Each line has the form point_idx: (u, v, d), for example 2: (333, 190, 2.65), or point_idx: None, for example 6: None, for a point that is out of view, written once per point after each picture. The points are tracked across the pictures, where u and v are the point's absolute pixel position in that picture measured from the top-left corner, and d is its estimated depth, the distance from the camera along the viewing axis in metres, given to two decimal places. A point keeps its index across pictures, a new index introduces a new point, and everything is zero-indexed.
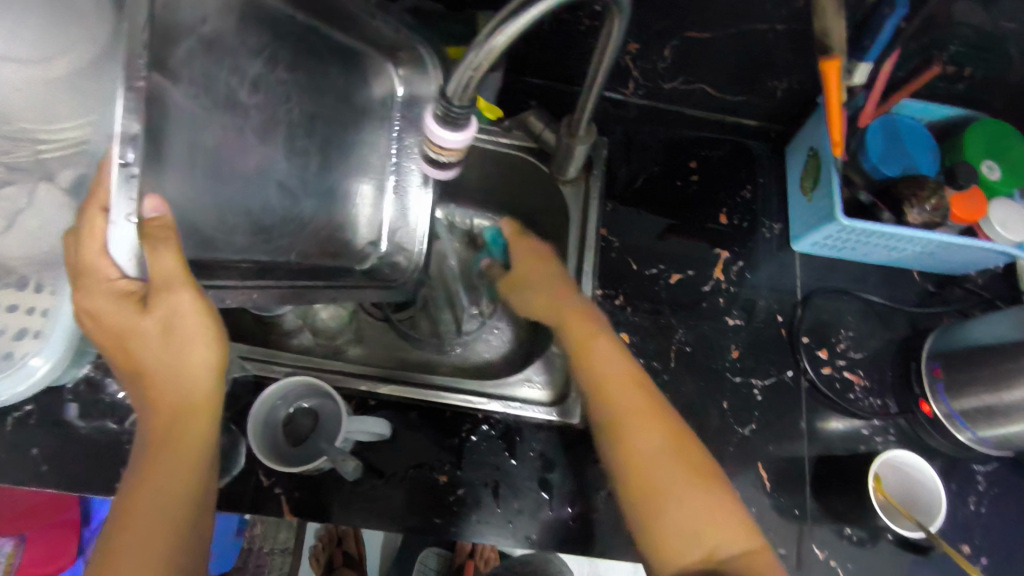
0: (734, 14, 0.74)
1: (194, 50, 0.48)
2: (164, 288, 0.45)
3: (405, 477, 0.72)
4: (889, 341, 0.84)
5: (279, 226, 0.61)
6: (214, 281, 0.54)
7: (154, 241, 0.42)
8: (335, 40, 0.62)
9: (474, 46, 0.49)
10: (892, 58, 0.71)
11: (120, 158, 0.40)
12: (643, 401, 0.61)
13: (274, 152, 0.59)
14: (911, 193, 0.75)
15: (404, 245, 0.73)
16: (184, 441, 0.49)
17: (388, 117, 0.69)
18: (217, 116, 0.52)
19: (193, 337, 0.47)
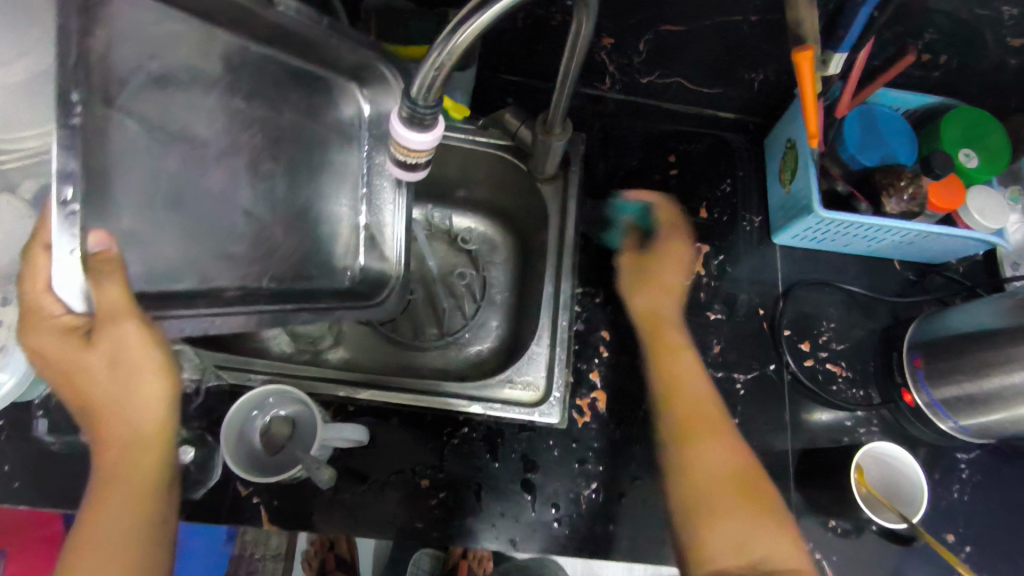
0: (706, 7, 0.73)
1: (139, 84, 0.50)
2: (109, 320, 0.45)
3: (386, 482, 0.72)
4: (872, 331, 0.83)
5: (245, 253, 0.59)
6: (181, 311, 0.53)
7: (96, 273, 0.43)
8: (293, 65, 0.61)
9: (436, 45, 0.48)
10: (866, 48, 0.71)
11: (59, 195, 0.44)
12: (715, 415, 0.63)
13: (240, 183, 0.59)
14: (889, 183, 0.75)
15: (380, 260, 0.70)
16: (135, 473, 0.50)
17: (356, 137, 0.68)
18: (173, 146, 0.53)
19: (142, 369, 0.48)
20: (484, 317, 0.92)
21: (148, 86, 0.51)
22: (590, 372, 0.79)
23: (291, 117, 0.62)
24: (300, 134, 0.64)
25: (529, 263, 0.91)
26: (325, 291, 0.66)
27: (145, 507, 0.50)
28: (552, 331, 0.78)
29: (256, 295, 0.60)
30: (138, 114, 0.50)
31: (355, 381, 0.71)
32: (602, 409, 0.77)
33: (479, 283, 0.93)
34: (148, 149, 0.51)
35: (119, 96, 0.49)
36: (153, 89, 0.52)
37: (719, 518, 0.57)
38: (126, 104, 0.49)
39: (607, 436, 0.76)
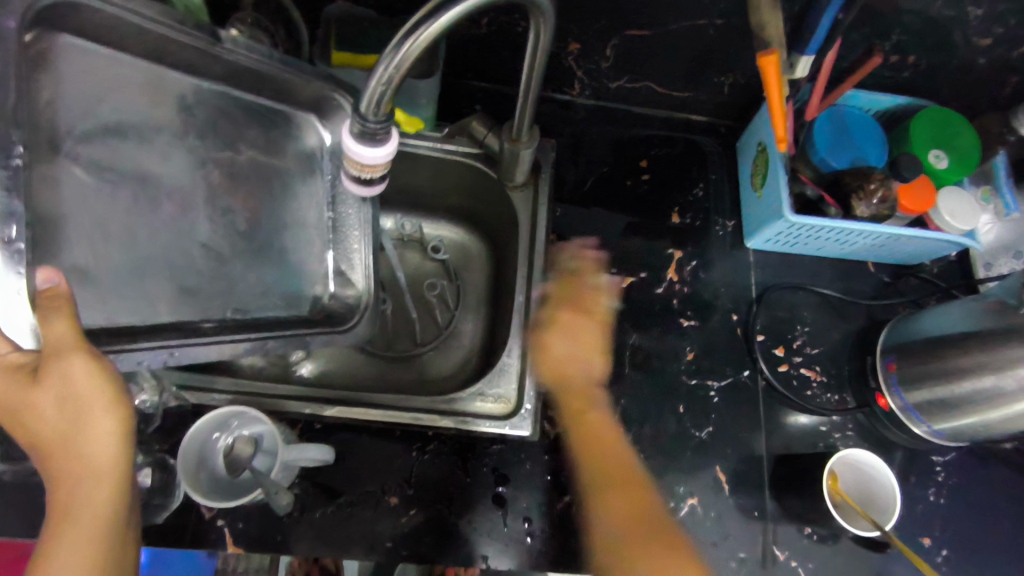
0: (672, 12, 0.72)
1: (88, 129, 0.50)
2: (53, 354, 0.42)
3: (354, 501, 0.70)
4: (846, 334, 0.83)
5: (205, 286, 0.57)
6: (131, 346, 0.49)
7: (44, 308, 0.41)
8: (247, 100, 0.60)
9: (384, 58, 0.47)
10: (834, 47, 0.70)
11: (2, 236, 0.42)
12: (625, 465, 0.68)
13: (196, 216, 0.57)
14: (859, 186, 0.74)
15: (351, 287, 0.66)
16: (84, 510, 0.43)
17: (319, 168, 0.65)
18: (124, 186, 0.52)
19: (93, 404, 0.43)
20: (459, 327, 0.90)
21: (99, 132, 0.51)
22: None
23: (247, 157, 0.60)
24: (259, 158, 0.61)
25: (503, 269, 0.90)
26: (290, 322, 0.62)
27: (98, 564, 0.42)
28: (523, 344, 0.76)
29: (225, 324, 0.57)
30: (89, 158, 0.50)
31: (320, 398, 0.70)
32: None
33: (454, 290, 0.92)
34: (96, 191, 0.50)
35: (67, 141, 0.49)
36: (104, 135, 0.51)
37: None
38: (76, 149, 0.49)
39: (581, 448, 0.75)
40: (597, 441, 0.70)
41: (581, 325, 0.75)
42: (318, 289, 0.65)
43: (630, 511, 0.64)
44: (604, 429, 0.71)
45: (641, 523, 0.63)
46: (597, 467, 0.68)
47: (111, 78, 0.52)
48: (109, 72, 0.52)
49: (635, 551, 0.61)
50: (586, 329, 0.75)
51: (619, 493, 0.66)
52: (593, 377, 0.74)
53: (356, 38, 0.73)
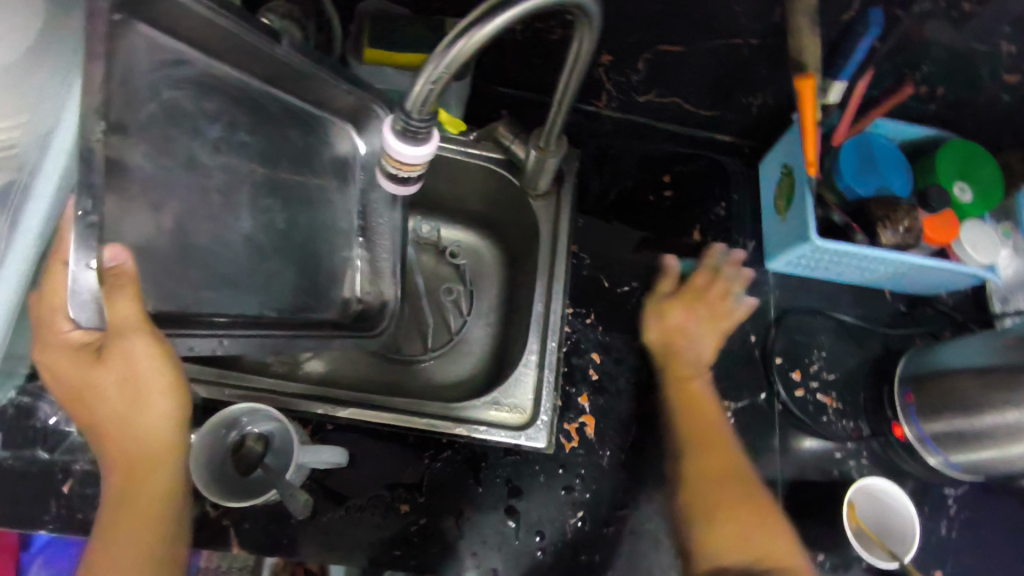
0: (709, 29, 0.72)
1: (151, 114, 0.54)
2: (116, 334, 0.47)
3: (362, 508, 0.68)
4: (863, 361, 0.83)
5: (245, 279, 0.61)
6: (187, 330, 0.56)
7: (112, 287, 0.45)
8: (293, 105, 0.64)
9: (435, 58, 0.47)
10: (865, 78, 0.71)
11: (77, 209, 0.44)
12: (730, 452, 0.69)
13: (239, 212, 0.60)
14: (885, 215, 0.74)
15: (375, 291, 0.71)
16: (147, 485, 0.50)
17: (349, 173, 0.69)
18: (179, 176, 0.56)
19: (151, 382, 0.49)
20: (470, 333, 0.89)
21: (159, 117, 0.54)
22: (578, 396, 0.76)
23: (287, 162, 0.64)
24: (297, 159, 0.65)
25: (518, 270, 0.89)
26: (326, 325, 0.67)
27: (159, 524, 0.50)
28: (541, 354, 0.76)
29: (259, 321, 0.61)
30: (150, 141, 0.54)
31: (334, 399, 0.68)
32: (591, 435, 0.75)
33: (466, 296, 0.91)
34: (154, 177, 0.54)
35: (132, 127, 0.53)
36: (163, 120, 0.55)
37: (735, 524, 0.63)
38: (137, 134, 0.53)
39: (595, 463, 0.73)
40: (698, 411, 0.71)
41: (705, 320, 0.76)
42: (346, 290, 0.70)
43: (709, 462, 0.68)
44: (707, 404, 0.72)
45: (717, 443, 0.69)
46: (694, 430, 0.70)
47: (177, 78, 0.55)
48: (173, 72, 0.55)
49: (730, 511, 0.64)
50: (711, 329, 0.76)
51: (702, 433, 0.70)
52: (702, 353, 0.76)
53: (393, 37, 0.71)
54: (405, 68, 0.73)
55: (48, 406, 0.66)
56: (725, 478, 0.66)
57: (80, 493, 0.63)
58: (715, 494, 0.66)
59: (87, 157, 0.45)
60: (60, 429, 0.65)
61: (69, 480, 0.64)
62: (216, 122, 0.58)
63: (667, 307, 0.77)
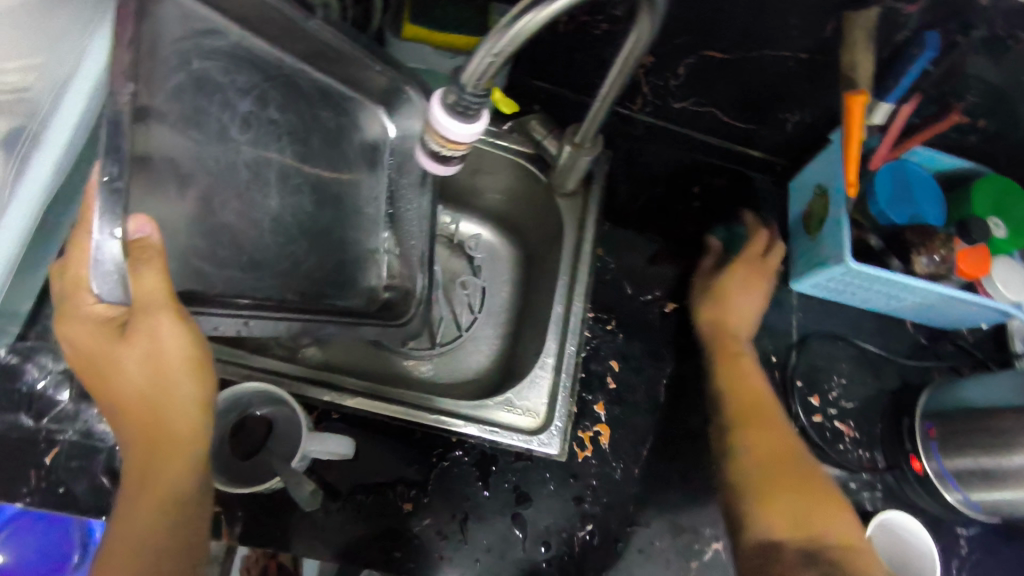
0: (760, 38, 0.69)
1: (179, 83, 0.50)
2: (143, 312, 0.44)
3: (363, 503, 0.65)
4: (881, 391, 0.81)
5: (270, 261, 0.57)
6: (222, 308, 0.53)
7: (136, 260, 0.42)
8: (324, 82, 0.61)
9: (499, 29, 0.44)
10: (912, 103, 0.70)
11: (103, 174, 0.40)
12: (784, 424, 0.65)
13: (269, 191, 0.57)
14: (921, 242, 0.73)
15: (403, 279, 0.67)
16: (166, 467, 0.48)
17: (377, 160, 0.67)
18: (210, 151, 0.52)
19: (175, 364, 0.47)
20: (480, 332, 0.85)
21: (187, 87, 0.50)
22: (594, 404, 0.74)
23: (318, 141, 0.61)
24: (328, 140, 0.62)
25: (535, 270, 0.86)
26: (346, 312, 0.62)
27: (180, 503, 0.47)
28: (558, 357, 0.73)
29: (283, 304, 0.58)
30: (179, 113, 0.50)
31: (343, 387, 0.65)
32: (604, 445, 0.72)
33: (478, 292, 0.87)
34: (187, 151, 0.50)
35: (159, 98, 0.48)
36: (192, 91, 0.51)
37: (784, 499, 0.58)
38: (164, 107, 0.48)
39: (608, 475, 0.70)
40: (756, 404, 0.67)
41: (751, 284, 0.76)
42: (372, 279, 0.67)
43: (745, 416, 0.66)
44: (760, 394, 0.68)
45: (765, 430, 0.64)
46: (740, 396, 0.68)
47: (207, 48, 0.52)
48: (202, 42, 0.52)
49: (775, 475, 0.60)
50: (758, 293, 0.76)
51: (750, 409, 0.66)
52: (751, 323, 0.75)
53: (433, 15, 0.68)
54: (445, 49, 0.68)
55: (35, 370, 0.61)
56: (783, 463, 0.61)
57: (65, 466, 0.59)
58: (768, 460, 0.61)
59: (115, 121, 0.41)
60: (46, 395, 0.61)
61: (52, 451, 0.59)
62: (245, 97, 0.55)
63: (725, 284, 0.76)
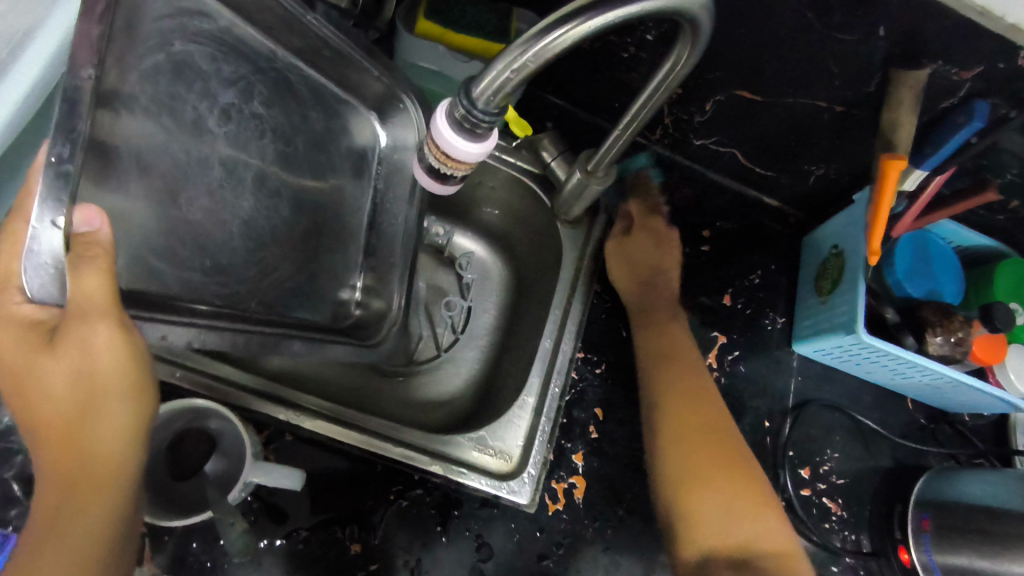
0: (799, 83, 0.63)
1: (155, 65, 0.43)
2: (78, 317, 0.37)
3: (308, 539, 0.59)
4: (873, 470, 0.76)
5: (238, 268, 0.51)
6: (173, 317, 0.45)
7: (78, 258, 0.35)
8: (317, 81, 0.56)
9: (523, 43, 0.39)
10: (944, 174, 0.65)
11: (50, 153, 0.34)
12: (717, 416, 0.65)
13: (242, 191, 0.50)
14: (939, 320, 0.68)
15: (378, 298, 0.63)
16: (84, 501, 0.41)
17: (365, 169, 0.62)
18: (181, 143, 0.45)
19: (110, 377, 0.40)
20: (458, 354, 0.80)
21: (165, 69, 0.43)
22: (572, 453, 0.69)
23: (304, 144, 0.55)
24: (314, 143, 0.56)
25: (525, 297, 0.80)
26: (313, 327, 0.57)
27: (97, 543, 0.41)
28: (539, 398, 0.67)
29: (242, 314, 0.50)
30: (152, 95, 0.42)
31: (300, 406, 0.59)
32: (578, 500, 0.66)
33: (463, 314, 0.81)
34: (150, 140, 0.43)
35: (131, 79, 0.41)
36: (169, 75, 0.44)
37: (707, 499, 0.60)
38: (136, 88, 0.41)
39: (577, 533, 0.65)
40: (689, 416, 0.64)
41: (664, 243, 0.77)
42: (344, 293, 0.61)
43: (688, 421, 0.64)
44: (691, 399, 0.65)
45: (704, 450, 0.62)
46: (678, 404, 0.65)
47: (192, 30, 0.45)
48: (188, 23, 0.45)
49: (707, 469, 0.61)
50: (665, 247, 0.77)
51: (682, 412, 0.65)
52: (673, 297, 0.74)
53: (450, 12, 0.62)
54: (459, 51, 0.63)
55: None
56: (704, 458, 0.62)
57: None
58: (700, 462, 0.61)
59: (72, 97, 0.35)
60: None
61: None
62: (229, 87, 0.48)
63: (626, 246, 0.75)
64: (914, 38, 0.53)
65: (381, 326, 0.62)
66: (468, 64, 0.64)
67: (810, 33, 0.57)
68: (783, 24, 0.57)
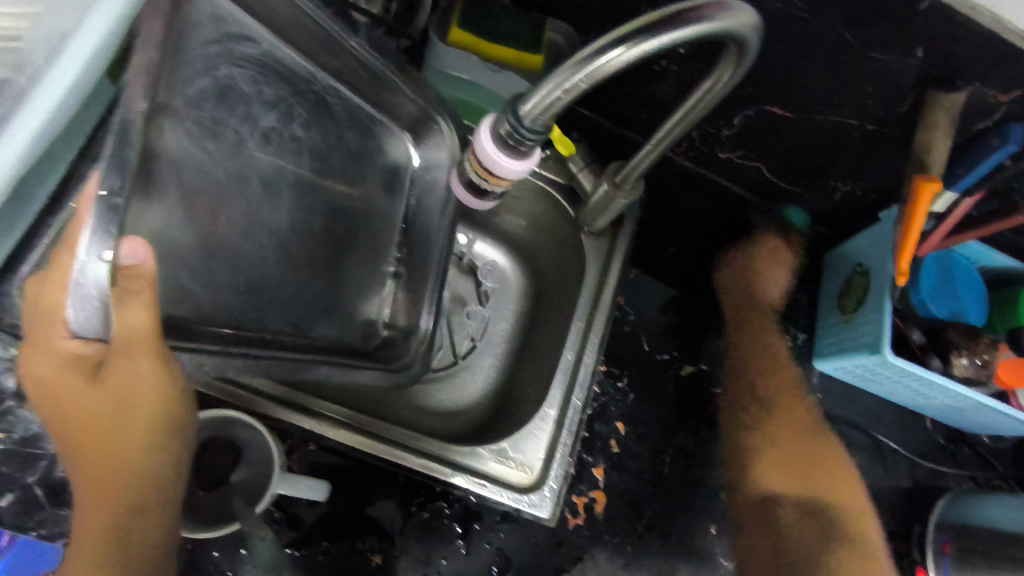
0: (830, 101, 0.62)
1: (201, 89, 0.42)
2: (123, 351, 0.37)
3: (328, 551, 0.59)
4: (891, 490, 0.76)
5: (274, 286, 0.51)
6: (195, 344, 0.44)
7: (125, 294, 0.35)
8: (354, 102, 0.56)
9: (577, 62, 0.40)
10: (973, 197, 0.63)
11: (101, 186, 0.32)
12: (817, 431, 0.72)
13: (279, 202, 0.50)
14: (965, 343, 0.70)
15: (405, 316, 0.63)
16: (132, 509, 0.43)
17: (399, 182, 0.62)
18: (221, 164, 0.45)
19: (155, 409, 0.42)
20: (477, 362, 0.79)
21: (210, 94, 0.43)
22: (593, 468, 0.69)
23: (339, 162, 0.55)
24: (350, 160, 0.56)
25: (546, 306, 0.80)
26: (336, 350, 0.56)
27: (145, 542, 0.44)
28: (561, 411, 0.67)
29: (255, 342, 0.48)
30: (195, 119, 0.42)
31: (324, 415, 0.58)
32: (598, 514, 0.67)
33: (482, 324, 0.80)
34: (193, 160, 0.42)
35: (177, 100, 0.41)
36: (213, 100, 0.44)
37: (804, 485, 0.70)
38: (182, 110, 0.41)
39: (598, 547, 0.66)
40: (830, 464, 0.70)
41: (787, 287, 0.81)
42: (372, 311, 0.62)
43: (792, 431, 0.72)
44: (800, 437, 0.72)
45: (807, 490, 0.70)
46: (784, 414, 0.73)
47: (240, 55, 0.45)
48: (233, 48, 0.45)
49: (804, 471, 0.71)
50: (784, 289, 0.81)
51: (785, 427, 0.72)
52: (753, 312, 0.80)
53: (484, 22, 0.61)
54: (491, 61, 0.62)
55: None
56: (807, 460, 0.71)
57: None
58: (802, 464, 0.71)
59: (125, 127, 0.33)
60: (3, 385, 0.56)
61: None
62: (272, 110, 0.48)
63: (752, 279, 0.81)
64: (951, 61, 0.53)
65: (407, 347, 0.61)
66: (498, 74, 0.63)
67: (849, 57, 0.56)
68: (820, 44, 0.56)
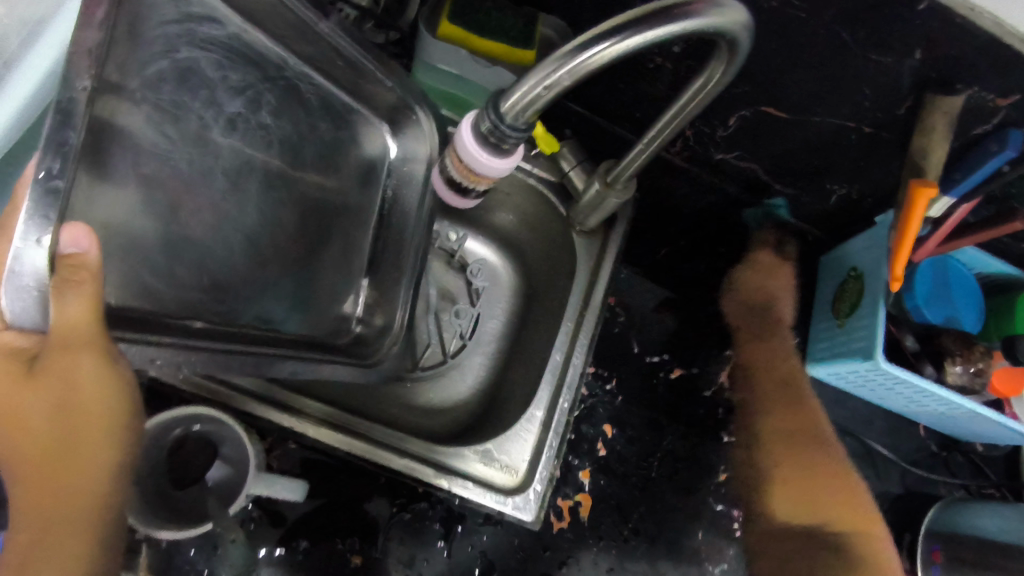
0: (820, 97, 0.61)
1: (160, 71, 0.42)
2: (62, 346, 0.36)
3: (309, 550, 0.59)
4: (881, 496, 0.75)
5: (242, 285, 0.50)
6: (157, 337, 0.43)
7: (64, 283, 0.34)
8: (327, 89, 0.54)
9: (555, 62, 0.39)
10: (971, 203, 0.62)
11: (39, 169, 0.33)
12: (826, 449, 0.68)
13: (245, 200, 0.49)
14: (958, 349, 0.68)
15: (380, 315, 0.61)
16: (71, 508, 0.42)
17: (375, 176, 0.60)
18: (182, 152, 0.44)
19: (96, 409, 0.41)
20: (465, 360, 0.78)
21: (169, 76, 0.43)
22: (579, 471, 0.68)
23: (312, 153, 0.54)
24: (323, 153, 0.55)
25: (538, 304, 0.79)
26: (305, 344, 0.55)
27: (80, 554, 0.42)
28: (548, 412, 0.66)
29: (235, 334, 0.49)
30: (154, 102, 0.42)
31: (306, 413, 0.57)
32: (583, 517, 0.67)
33: (472, 322, 0.78)
34: (153, 148, 0.42)
35: (133, 82, 0.40)
36: (173, 82, 0.43)
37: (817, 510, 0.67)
38: (138, 92, 0.41)
39: (582, 551, 0.65)
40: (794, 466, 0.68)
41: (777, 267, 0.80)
42: (346, 307, 0.60)
43: (785, 430, 0.70)
44: (822, 464, 0.68)
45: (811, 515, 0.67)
46: (787, 424, 0.70)
47: (201, 37, 0.45)
48: (196, 30, 0.44)
49: (811, 492, 0.67)
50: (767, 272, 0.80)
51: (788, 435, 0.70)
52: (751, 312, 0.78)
53: (474, 16, 0.60)
54: (479, 54, 0.61)
55: None
56: (823, 474, 0.67)
57: None
58: (798, 462, 0.68)
59: (67, 109, 0.34)
60: None
61: None
62: (237, 97, 0.48)
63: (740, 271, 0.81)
64: (951, 64, 0.52)
65: (380, 345, 0.60)
66: (490, 70, 0.62)
67: (841, 55, 0.55)
68: (815, 41, 0.55)
